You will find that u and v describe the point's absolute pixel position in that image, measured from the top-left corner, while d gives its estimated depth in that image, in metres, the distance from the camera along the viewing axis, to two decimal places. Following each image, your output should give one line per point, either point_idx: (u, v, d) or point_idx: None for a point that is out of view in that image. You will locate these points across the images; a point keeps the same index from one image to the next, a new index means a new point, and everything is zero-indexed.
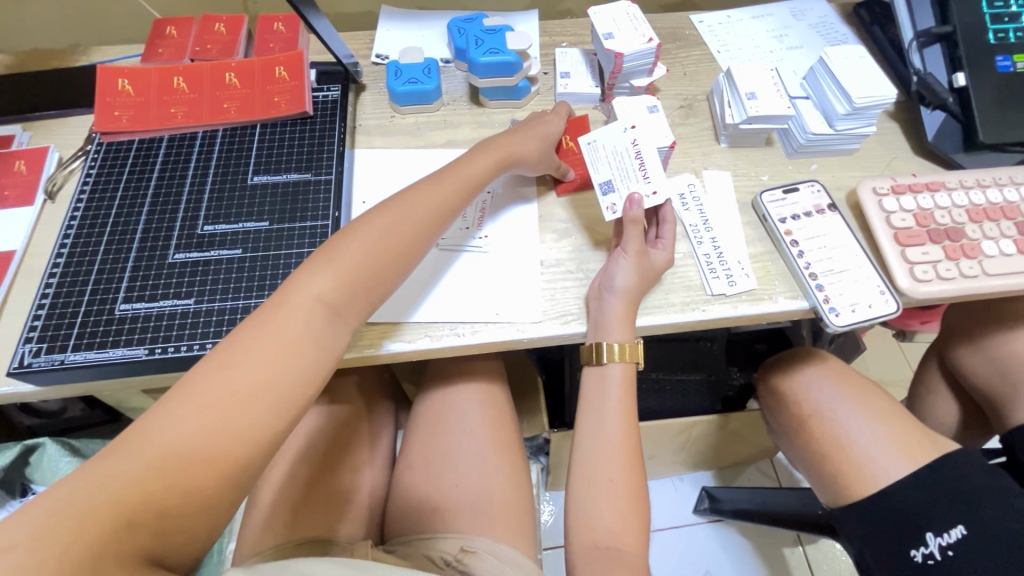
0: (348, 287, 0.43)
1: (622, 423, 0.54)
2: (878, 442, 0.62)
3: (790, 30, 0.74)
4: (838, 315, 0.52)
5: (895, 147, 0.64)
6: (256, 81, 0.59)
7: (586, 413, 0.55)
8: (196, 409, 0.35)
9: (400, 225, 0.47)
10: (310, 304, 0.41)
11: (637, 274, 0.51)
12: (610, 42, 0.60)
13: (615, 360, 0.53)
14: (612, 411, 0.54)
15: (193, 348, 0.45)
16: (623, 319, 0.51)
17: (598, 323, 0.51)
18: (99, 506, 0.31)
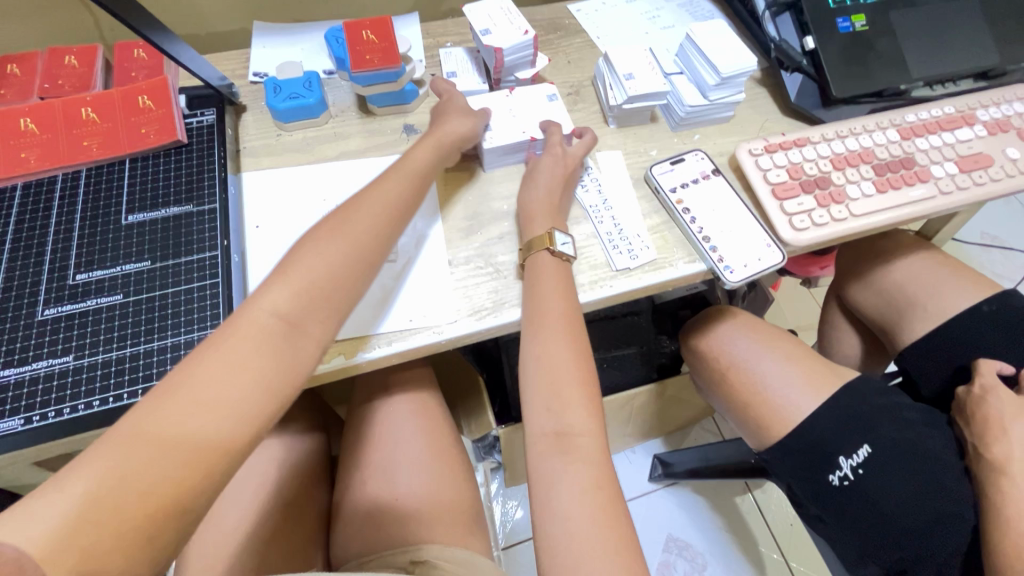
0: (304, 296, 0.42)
1: (562, 329, 0.51)
2: (789, 383, 0.67)
3: (661, 11, 0.78)
4: (732, 271, 0.55)
5: (765, 110, 0.69)
6: (117, 113, 0.55)
7: (527, 353, 0.52)
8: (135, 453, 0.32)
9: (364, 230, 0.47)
10: (270, 320, 0.40)
11: (558, 176, 0.57)
12: (488, 37, 0.61)
13: (539, 248, 0.53)
14: (554, 297, 0.51)
15: (77, 409, 0.42)
16: (543, 208, 0.56)
17: (525, 219, 0.56)
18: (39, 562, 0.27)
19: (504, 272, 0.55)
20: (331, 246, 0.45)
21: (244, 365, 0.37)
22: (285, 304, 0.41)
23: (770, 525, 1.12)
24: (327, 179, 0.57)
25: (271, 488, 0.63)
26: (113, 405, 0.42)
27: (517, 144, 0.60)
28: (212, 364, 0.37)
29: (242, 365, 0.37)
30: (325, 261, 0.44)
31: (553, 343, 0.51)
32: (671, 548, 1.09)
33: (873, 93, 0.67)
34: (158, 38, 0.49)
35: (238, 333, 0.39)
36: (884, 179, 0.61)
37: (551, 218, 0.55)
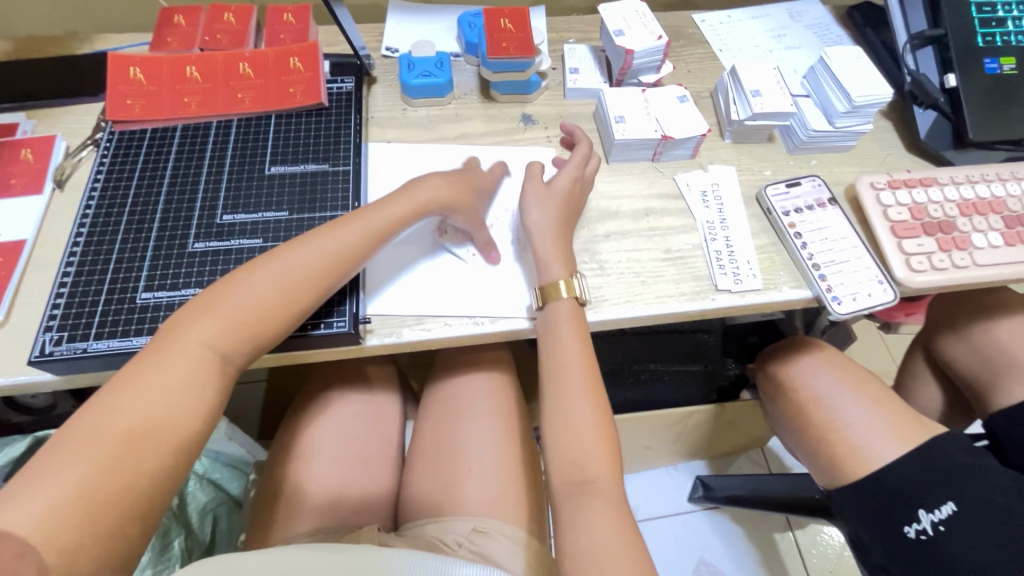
0: (236, 334, 0.42)
1: (587, 387, 0.52)
2: (873, 427, 0.65)
3: (787, 31, 0.77)
4: (840, 303, 0.54)
5: (889, 144, 0.66)
6: (270, 71, 0.59)
7: (552, 391, 0.53)
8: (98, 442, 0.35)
9: (326, 265, 0.46)
10: (195, 349, 0.41)
11: (558, 215, 0.55)
12: (621, 38, 0.62)
13: (556, 298, 0.52)
14: (571, 344, 0.52)
15: None
16: (556, 255, 0.53)
17: (539, 262, 0.54)
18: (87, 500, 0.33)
19: (608, 270, 0.56)
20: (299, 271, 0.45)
21: (174, 379, 0.39)
22: (276, 294, 0.44)
23: (808, 568, 1.09)
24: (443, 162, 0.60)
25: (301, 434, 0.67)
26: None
27: (650, 141, 0.60)
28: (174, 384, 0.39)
29: (202, 361, 0.40)
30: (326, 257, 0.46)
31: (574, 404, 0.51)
32: (701, 571, 1.08)
33: (1011, 141, 0.64)
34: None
35: (179, 347, 0.40)
36: (1015, 233, 0.58)
37: (565, 261, 0.54)
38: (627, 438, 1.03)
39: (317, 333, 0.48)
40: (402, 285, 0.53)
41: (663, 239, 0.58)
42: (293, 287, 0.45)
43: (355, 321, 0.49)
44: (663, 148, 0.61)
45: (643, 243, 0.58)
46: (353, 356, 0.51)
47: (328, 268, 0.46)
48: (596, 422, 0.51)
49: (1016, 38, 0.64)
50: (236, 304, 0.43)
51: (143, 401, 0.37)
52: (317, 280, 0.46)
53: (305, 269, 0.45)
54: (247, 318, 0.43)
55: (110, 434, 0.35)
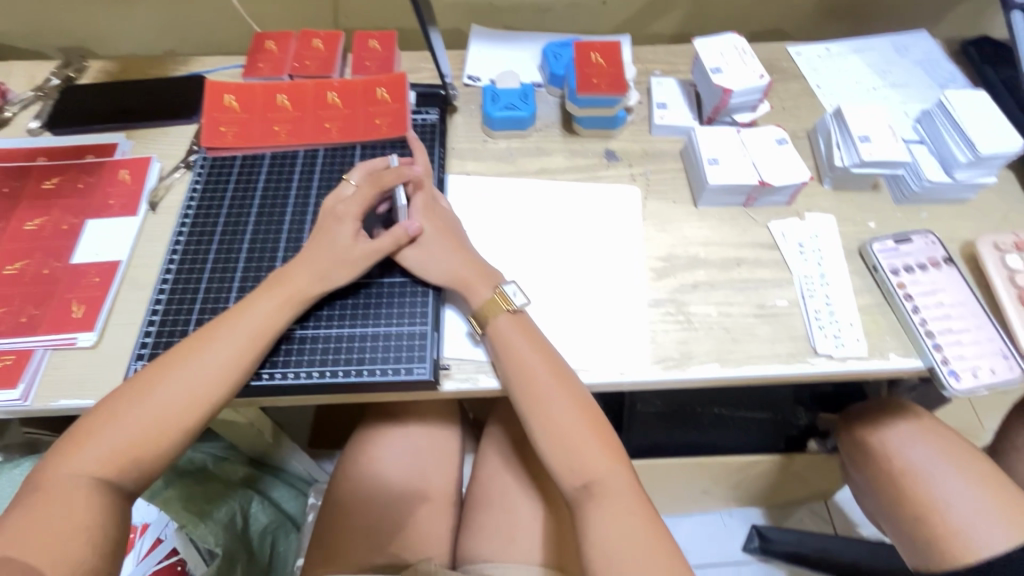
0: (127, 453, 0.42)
1: (559, 393, 0.48)
2: (978, 509, 0.59)
3: (893, 66, 0.71)
4: (958, 379, 0.49)
5: (1012, 197, 0.60)
6: (357, 101, 0.59)
7: (525, 401, 0.48)
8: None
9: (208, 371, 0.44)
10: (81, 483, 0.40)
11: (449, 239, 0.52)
12: (719, 76, 0.58)
13: (494, 315, 0.49)
14: (529, 357, 0.48)
15: (310, 375, 0.47)
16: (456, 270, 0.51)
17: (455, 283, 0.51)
18: None
19: (696, 323, 0.53)
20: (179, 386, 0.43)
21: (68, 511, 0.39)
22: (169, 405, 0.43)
23: None
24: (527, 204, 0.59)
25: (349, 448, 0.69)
26: (338, 380, 0.47)
27: (745, 186, 0.56)
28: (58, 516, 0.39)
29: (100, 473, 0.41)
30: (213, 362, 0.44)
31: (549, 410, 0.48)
32: None
33: None
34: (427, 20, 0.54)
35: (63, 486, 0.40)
36: None
37: (482, 280, 0.51)
38: (681, 482, 0.99)
39: (397, 378, 0.47)
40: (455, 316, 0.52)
41: (755, 293, 0.54)
42: (185, 402, 0.43)
43: (435, 368, 0.48)
44: (758, 194, 0.58)
45: (734, 296, 0.54)
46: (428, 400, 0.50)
47: (216, 380, 0.44)
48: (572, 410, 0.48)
49: None
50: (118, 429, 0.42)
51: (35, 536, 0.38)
52: (205, 390, 0.44)
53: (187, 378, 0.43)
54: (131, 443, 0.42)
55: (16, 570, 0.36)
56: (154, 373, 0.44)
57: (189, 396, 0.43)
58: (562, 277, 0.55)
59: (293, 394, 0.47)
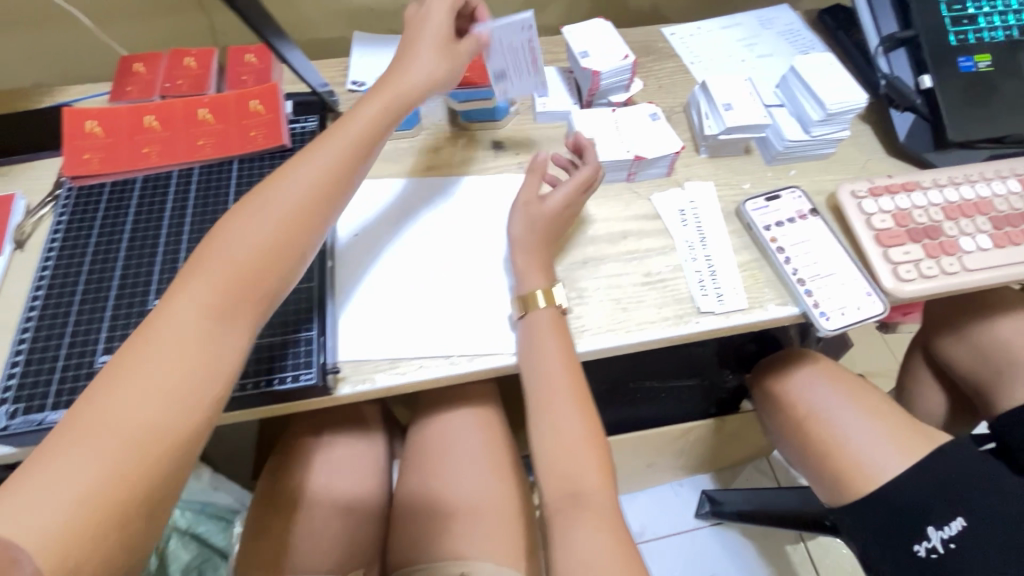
0: (238, 288, 0.38)
1: (570, 386, 0.50)
2: (874, 440, 0.63)
3: (759, 38, 0.76)
4: (828, 319, 0.53)
5: (868, 148, 0.65)
6: (231, 116, 0.58)
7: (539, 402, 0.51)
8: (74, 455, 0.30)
9: (310, 186, 0.43)
10: (191, 314, 0.35)
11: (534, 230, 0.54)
12: (586, 60, 0.61)
13: (536, 308, 0.51)
14: (552, 352, 0.50)
15: None
16: (534, 266, 0.53)
17: (520, 267, 0.53)
18: (92, 497, 0.29)
19: (587, 298, 0.54)
20: (274, 205, 0.41)
21: (175, 355, 0.34)
22: (285, 214, 0.41)
23: None
24: (397, 202, 0.59)
25: (301, 485, 0.64)
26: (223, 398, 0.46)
27: (622, 163, 0.59)
28: (148, 354, 0.33)
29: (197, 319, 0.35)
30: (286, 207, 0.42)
31: (564, 410, 0.50)
32: None
33: (992, 139, 0.63)
34: (275, 39, 0.52)
35: (165, 320, 0.35)
36: (1002, 233, 0.57)
37: (541, 271, 0.53)
38: (628, 459, 1.01)
39: (286, 387, 0.46)
40: (383, 319, 0.52)
41: (641, 263, 0.57)
42: (280, 233, 0.41)
43: (324, 372, 0.47)
44: (636, 170, 0.60)
45: (622, 267, 0.56)
46: (324, 405, 0.49)
47: (324, 184, 0.44)
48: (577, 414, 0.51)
49: (989, 35, 0.63)
50: (218, 256, 0.38)
51: (142, 377, 0.33)
52: (308, 204, 0.43)
53: (288, 199, 0.42)
54: (239, 261, 0.38)
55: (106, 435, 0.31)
56: (249, 199, 0.42)
57: (261, 250, 0.39)
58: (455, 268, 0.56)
59: None
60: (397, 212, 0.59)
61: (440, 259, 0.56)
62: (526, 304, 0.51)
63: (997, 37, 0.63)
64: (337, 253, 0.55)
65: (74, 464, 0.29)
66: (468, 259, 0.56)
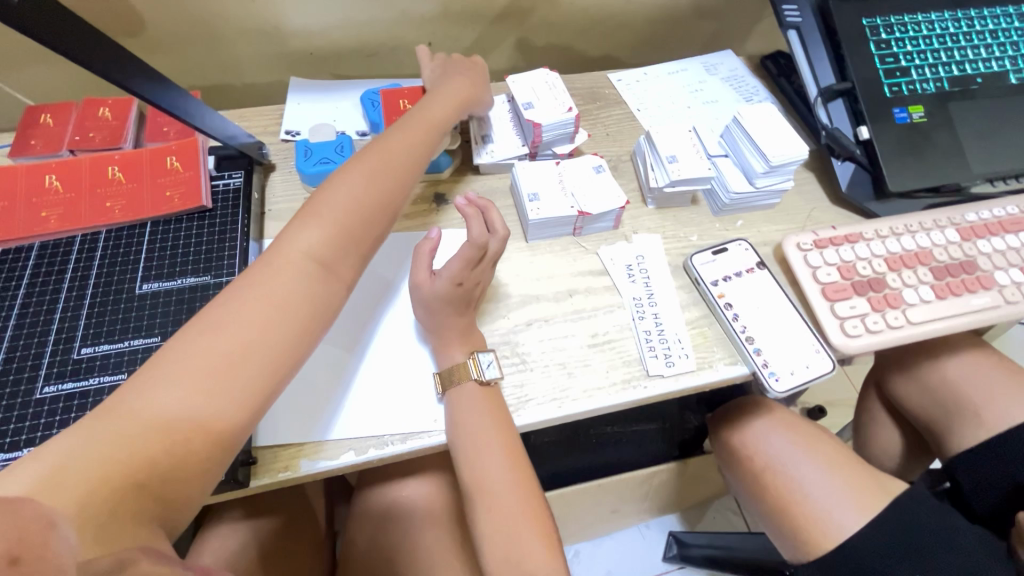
0: (337, 241, 0.43)
1: (508, 460, 0.48)
2: (832, 493, 0.62)
3: (704, 84, 0.76)
4: (778, 380, 0.51)
5: (812, 197, 0.65)
6: (145, 174, 0.53)
7: (474, 481, 0.48)
8: (180, 373, 0.34)
9: (399, 165, 0.49)
10: (306, 261, 0.41)
11: (465, 301, 0.51)
12: (530, 111, 0.59)
13: (461, 379, 0.48)
14: (489, 431, 0.47)
15: None
16: (460, 334, 0.50)
17: (437, 345, 0.51)
18: (110, 463, 0.30)
19: (532, 363, 0.51)
20: (358, 179, 0.46)
21: (275, 306, 0.39)
22: (367, 193, 0.46)
23: None
24: (364, 280, 0.55)
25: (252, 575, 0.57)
26: None
27: (566, 218, 0.57)
28: (247, 307, 0.38)
29: (264, 310, 0.38)
30: (349, 204, 0.45)
31: (500, 483, 0.47)
32: None
33: (930, 188, 0.64)
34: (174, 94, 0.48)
35: (282, 265, 0.41)
36: (944, 284, 0.57)
37: (466, 341, 0.50)
38: (593, 505, 0.97)
39: None
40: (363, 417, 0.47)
41: (588, 323, 0.54)
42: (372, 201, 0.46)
43: (234, 466, 0.42)
44: (582, 223, 0.58)
45: (569, 328, 0.54)
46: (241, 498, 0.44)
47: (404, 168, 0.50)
48: (516, 490, 0.48)
49: (921, 86, 0.64)
50: (328, 216, 0.44)
51: (245, 321, 0.38)
52: (395, 182, 0.48)
53: (362, 182, 0.46)
54: (340, 223, 0.44)
55: (164, 399, 0.33)
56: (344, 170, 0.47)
57: (349, 221, 0.44)
58: (392, 337, 0.52)
59: None
60: (367, 296, 0.54)
61: (378, 328, 0.52)
62: (465, 368, 0.48)
63: (928, 88, 0.65)
64: (311, 359, 0.49)
65: (161, 392, 0.34)
66: (406, 326, 0.53)
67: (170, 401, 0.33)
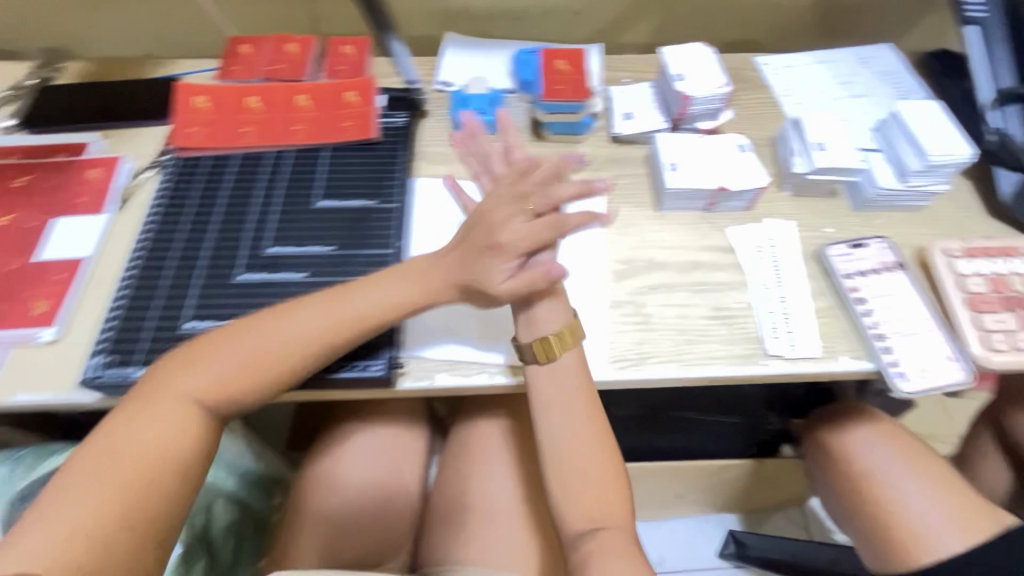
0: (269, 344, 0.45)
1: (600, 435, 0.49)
2: (933, 511, 0.60)
3: (856, 77, 0.73)
4: (905, 380, 0.50)
5: (966, 205, 0.62)
6: (327, 104, 0.60)
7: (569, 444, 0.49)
8: (140, 426, 0.41)
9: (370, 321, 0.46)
10: (228, 348, 0.44)
11: None
12: (683, 82, 0.61)
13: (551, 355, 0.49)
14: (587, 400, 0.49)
15: None
16: None
17: None
18: (79, 529, 0.37)
19: (653, 324, 0.54)
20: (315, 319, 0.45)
21: (211, 376, 0.43)
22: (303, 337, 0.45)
23: None
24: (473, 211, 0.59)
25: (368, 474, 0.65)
26: None
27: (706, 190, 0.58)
28: (181, 380, 0.43)
29: (234, 364, 0.44)
30: (293, 353, 0.45)
31: (575, 419, 0.49)
32: None
33: None
34: None
35: (213, 348, 0.44)
36: None
37: None
38: (658, 486, 0.99)
39: (354, 375, 0.48)
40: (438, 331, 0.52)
41: (711, 295, 0.55)
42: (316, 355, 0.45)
43: (391, 365, 0.49)
44: (716, 199, 0.59)
45: (692, 298, 0.55)
46: (387, 396, 0.51)
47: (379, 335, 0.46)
48: None
49: None
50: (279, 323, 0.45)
51: (170, 394, 0.42)
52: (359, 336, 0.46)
53: (325, 322, 0.45)
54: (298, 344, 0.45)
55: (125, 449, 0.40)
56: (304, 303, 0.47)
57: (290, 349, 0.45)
58: None
59: None
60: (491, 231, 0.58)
61: None
62: (543, 347, 0.49)
63: None
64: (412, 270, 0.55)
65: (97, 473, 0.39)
66: None
67: (112, 471, 0.39)
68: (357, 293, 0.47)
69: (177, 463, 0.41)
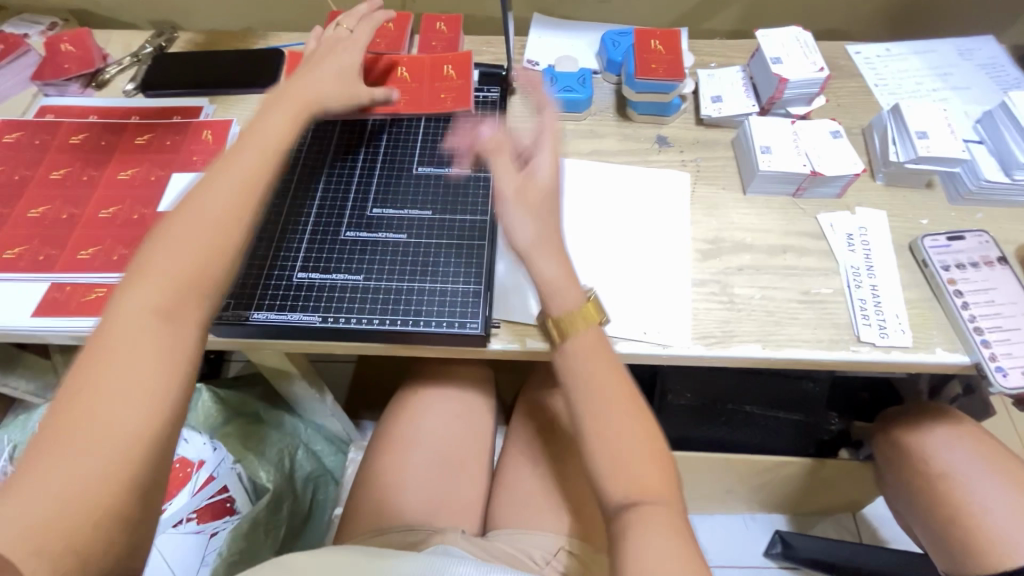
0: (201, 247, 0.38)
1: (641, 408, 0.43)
2: (1018, 518, 0.58)
3: (955, 69, 0.71)
4: (1006, 376, 0.49)
5: None
6: (425, 77, 0.63)
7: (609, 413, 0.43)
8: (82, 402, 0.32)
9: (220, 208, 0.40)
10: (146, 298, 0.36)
11: None
12: (779, 66, 0.60)
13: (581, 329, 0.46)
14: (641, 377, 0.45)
15: (365, 322, 0.50)
16: None
17: None
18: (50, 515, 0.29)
19: (739, 304, 0.54)
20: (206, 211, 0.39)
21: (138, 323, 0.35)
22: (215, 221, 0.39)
23: None
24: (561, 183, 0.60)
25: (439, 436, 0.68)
26: (393, 328, 0.50)
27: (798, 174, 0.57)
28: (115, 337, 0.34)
29: (157, 297, 0.36)
30: (201, 235, 0.38)
31: (609, 393, 0.43)
32: None
33: None
34: None
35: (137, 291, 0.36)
36: None
37: None
38: (708, 479, 0.99)
39: (449, 331, 0.50)
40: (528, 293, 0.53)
41: (799, 280, 0.55)
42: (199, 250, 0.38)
43: (486, 324, 0.50)
44: (805, 185, 0.59)
45: (780, 281, 0.55)
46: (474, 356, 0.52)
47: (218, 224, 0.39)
48: None
49: None
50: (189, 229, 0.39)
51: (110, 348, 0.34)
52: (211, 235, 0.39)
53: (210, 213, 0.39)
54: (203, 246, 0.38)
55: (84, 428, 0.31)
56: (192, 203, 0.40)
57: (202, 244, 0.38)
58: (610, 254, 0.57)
59: (346, 339, 0.50)
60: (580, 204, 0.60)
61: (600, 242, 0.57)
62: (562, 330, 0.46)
63: None
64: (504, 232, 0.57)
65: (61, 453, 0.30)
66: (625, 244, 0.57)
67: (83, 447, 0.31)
68: (223, 185, 0.41)
69: (145, 429, 0.32)
